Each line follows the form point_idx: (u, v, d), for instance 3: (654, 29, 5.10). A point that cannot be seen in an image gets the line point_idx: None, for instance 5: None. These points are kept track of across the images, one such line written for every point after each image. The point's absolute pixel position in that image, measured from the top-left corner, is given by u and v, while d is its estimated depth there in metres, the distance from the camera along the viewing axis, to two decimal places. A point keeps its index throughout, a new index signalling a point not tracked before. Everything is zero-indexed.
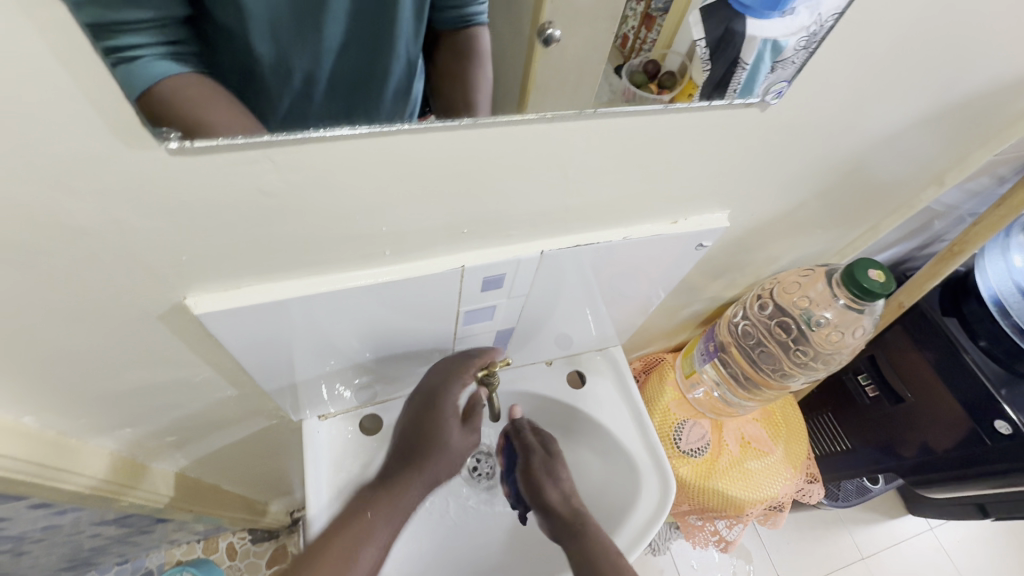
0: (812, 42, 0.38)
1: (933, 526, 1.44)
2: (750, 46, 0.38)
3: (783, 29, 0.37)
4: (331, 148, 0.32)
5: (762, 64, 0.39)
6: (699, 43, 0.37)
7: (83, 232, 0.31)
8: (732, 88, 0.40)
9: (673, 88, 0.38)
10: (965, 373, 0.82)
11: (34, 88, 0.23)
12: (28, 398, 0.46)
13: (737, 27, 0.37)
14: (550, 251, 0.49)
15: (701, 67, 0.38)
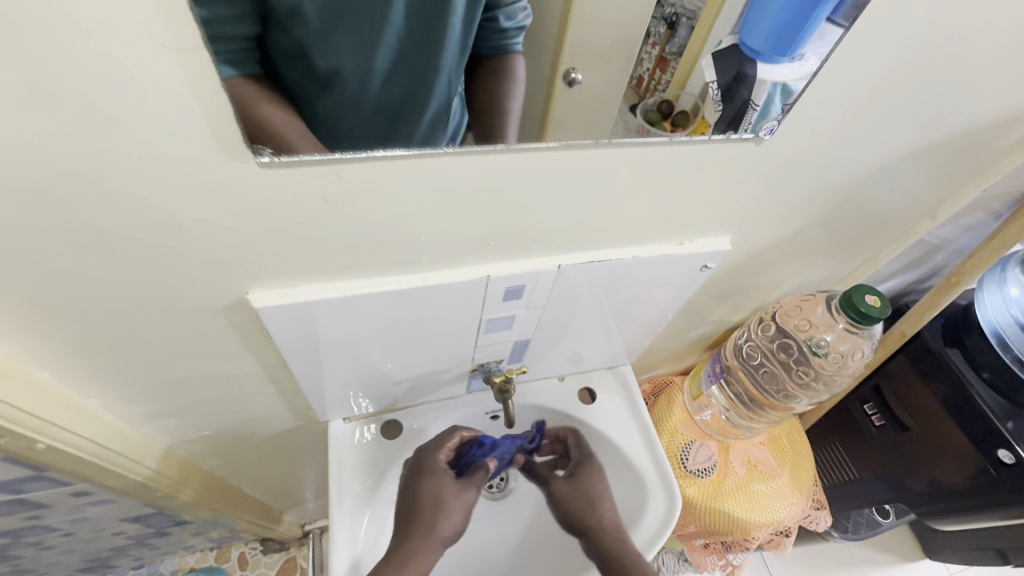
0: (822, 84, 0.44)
1: (952, 572, 1.41)
2: (761, 88, 0.45)
3: (792, 74, 0.44)
4: (386, 166, 0.38)
5: (773, 104, 0.45)
6: (712, 87, 0.46)
7: (179, 228, 0.37)
8: (743, 125, 0.47)
9: (686, 125, 0.46)
10: (967, 403, 0.84)
11: (171, 112, 0.29)
12: (98, 380, 0.51)
13: (748, 70, 0.46)
14: (567, 266, 0.55)
15: (712, 107, 0.47)
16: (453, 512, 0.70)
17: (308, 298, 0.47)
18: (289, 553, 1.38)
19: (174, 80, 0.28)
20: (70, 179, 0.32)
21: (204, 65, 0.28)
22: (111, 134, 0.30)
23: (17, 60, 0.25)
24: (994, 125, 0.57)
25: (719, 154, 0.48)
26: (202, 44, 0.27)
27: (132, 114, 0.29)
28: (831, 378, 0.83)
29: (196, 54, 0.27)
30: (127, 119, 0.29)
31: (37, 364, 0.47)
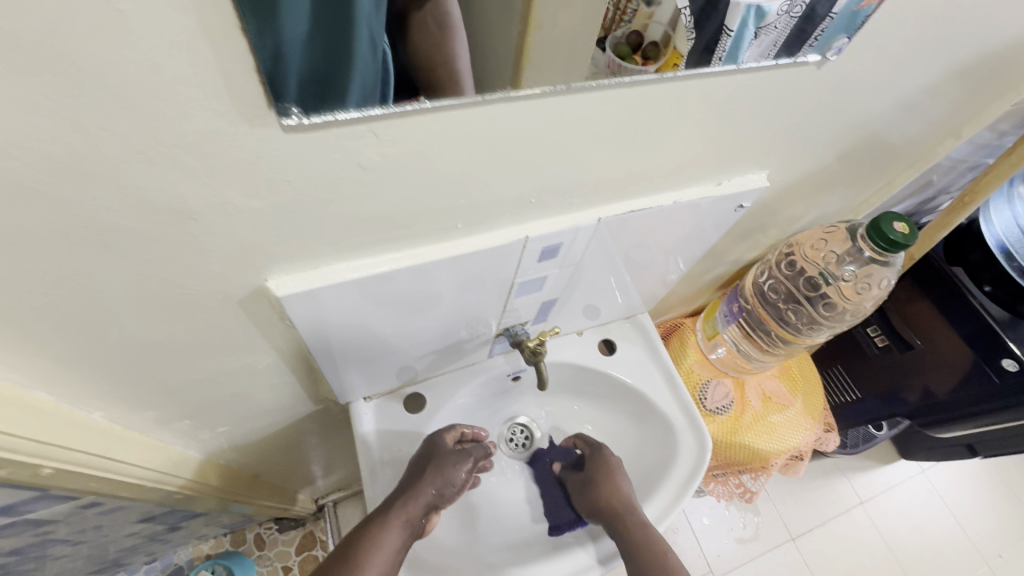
0: (794, 7, 0.38)
1: (925, 469, 1.50)
2: (736, 12, 0.36)
3: None
4: (431, 122, 0.32)
5: (747, 29, 0.38)
6: (684, 12, 0.36)
7: (190, 214, 0.31)
8: (717, 54, 0.38)
9: (658, 59, 0.37)
10: (969, 314, 0.87)
11: (178, 67, 0.23)
12: (104, 391, 0.46)
13: None
14: (607, 218, 0.51)
15: (685, 35, 0.37)
16: (448, 483, 0.66)
17: (336, 281, 0.42)
18: (307, 529, 1.38)
19: (180, 23, 0.22)
20: (59, 166, 0.25)
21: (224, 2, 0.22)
22: (107, 103, 0.23)
23: None
24: None
25: (774, 81, 0.44)
26: None
27: (133, 73, 0.23)
28: (847, 308, 0.83)
29: None
30: (121, 82, 0.23)
31: (32, 384, 0.41)
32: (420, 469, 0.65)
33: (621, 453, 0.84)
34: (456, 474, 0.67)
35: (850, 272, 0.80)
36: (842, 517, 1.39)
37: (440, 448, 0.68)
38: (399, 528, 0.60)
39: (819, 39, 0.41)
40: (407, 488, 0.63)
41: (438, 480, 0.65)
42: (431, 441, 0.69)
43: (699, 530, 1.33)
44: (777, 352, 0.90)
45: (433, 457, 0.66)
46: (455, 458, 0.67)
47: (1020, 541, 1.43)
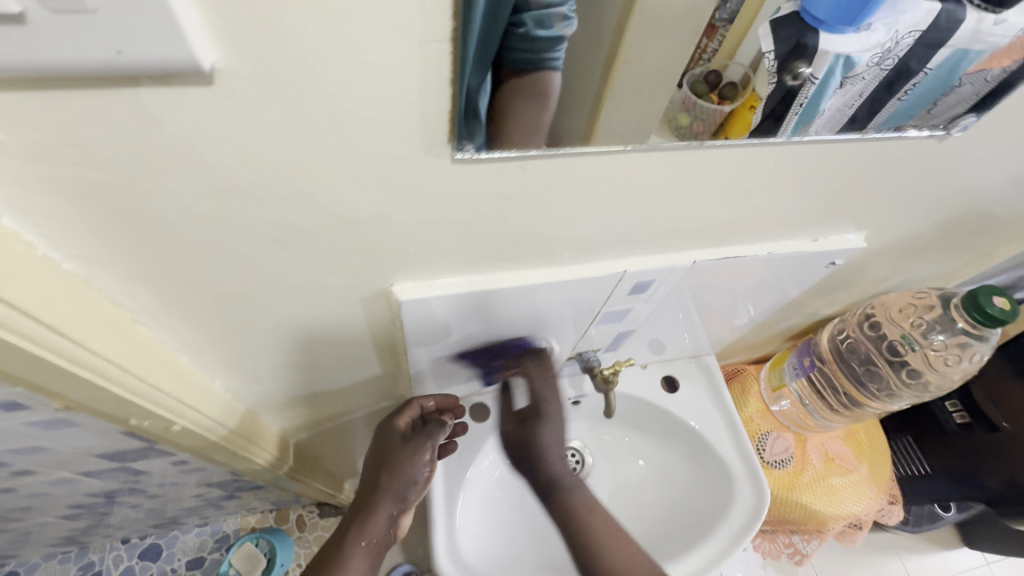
0: (886, 59, 0.39)
1: (991, 562, 1.39)
2: (823, 59, 0.38)
3: (858, 45, 0.37)
4: (570, 161, 0.36)
5: (832, 78, 0.39)
6: (768, 57, 0.38)
7: (354, 223, 0.36)
8: (797, 102, 0.40)
9: (733, 98, 0.39)
10: None
11: (390, 105, 0.27)
12: (228, 363, 0.51)
13: (810, 40, 0.37)
14: (702, 261, 0.53)
15: (766, 79, 0.39)
16: (408, 484, 0.66)
17: (452, 294, 0.46)
18: None
19: (405, 73, 0.26)
20: (275, 178, 0.30)
21: (445, 59, 0.26)
22: (327, 129, 0.28)
23: (266, 52, 0.23)
24: None
25: (886, 148, 0.45)
26: (448, 36, 0.24)
27: (358, 108, 0.27)
28: (930, 378, 0.80)
29: (437, 47, 0.25)
30: (343, 114, 0.27)
31: (179, 349, 0.47)
32: (377, 470, 0.66)
33: (670, 491, 0.84)
34: (415, 471, 0.66)
35: (939, 341, 0.78)
36: None
37: (392, 444, 0.66)
38: (363, 549, 0.63)
39: (906, 96, 0.42)
40: (365, 504, 0.65)
41: (394, 487, 0.65)
42: (384, 429, 0.66)
43: None
44: (845, 413, 0.88)
45: (387, 456, 0.66)
46: (407, 457, 0.66)
47: None
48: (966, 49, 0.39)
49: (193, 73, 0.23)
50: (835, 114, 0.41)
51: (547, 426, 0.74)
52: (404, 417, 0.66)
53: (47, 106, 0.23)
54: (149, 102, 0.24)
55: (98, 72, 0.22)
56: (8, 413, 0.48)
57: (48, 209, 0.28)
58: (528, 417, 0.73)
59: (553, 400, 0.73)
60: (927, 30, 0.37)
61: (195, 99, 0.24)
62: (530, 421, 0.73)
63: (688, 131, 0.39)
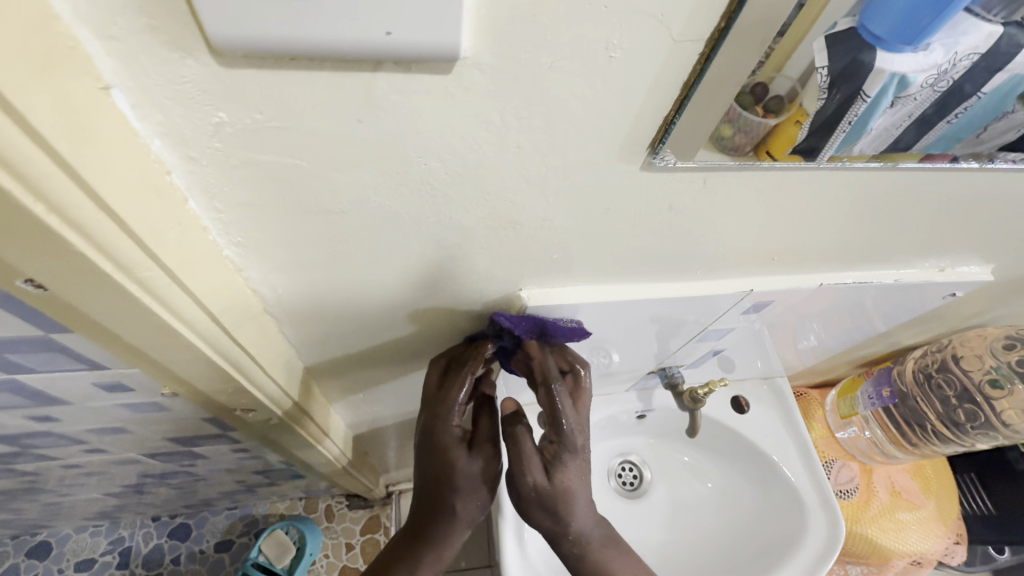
0: (943, 79, 0.29)
1: None
2: (874, 82, 0.28)
3: (915, 66, 0.27)
4: (751, 177, 0.33)
5: (882, 100, 0.29)
6: (821, 71, 0.27)
7: (515, 224, 0.34)
8: (842, 123, 0.30)
9: (779, 114, 0.30)
10: None
11: (610, 106, 0.25)
12: (330, 358, 0.50)
13: (865, 58, 0.27)
14: (829, 284, 0.51)
15: (816, 96, 0.28)
16: None
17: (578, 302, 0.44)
18: (373, 512, 1.41)
19: (642, 72, 0.24)
20: (462, 173, 0.28)
21: (693, 59, 0.24)
22: (538, 127, 0.26)
23: (516, 44, 0.22)
24: None
25: None
26: (705, 37, 0.23)
27: (579, 108, 0.25)
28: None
29: (688, 46, 0.23)
30: (560, 113, 0.25)
31: (290, 342, 0.45)
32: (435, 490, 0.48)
33: (735, 513, 0.81)
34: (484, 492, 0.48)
35: None
36: None
37: None
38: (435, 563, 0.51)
39: (955, 120, 0.32)
40: None
41: None
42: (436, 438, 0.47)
43: None
44: (921, 449, 0.84)
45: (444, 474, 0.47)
46: None
47: None
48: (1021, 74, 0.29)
49: (436, 61, 0.21)
50: (880, 134, 0.32)
51: (575, 471, 0.45)
52: (458, 405, 0.47)
53: (280, 86, 0.21)
54: (382, 90, 0.22)
55: (350, 54, 0.20)
56: (107, 394, 0.47)
57: (235, 194, 0.27)
58: (546, 450, 0.46)
59: (586, 428, 0.46)
60: (988, 54, 0.28)
61: (426, 88, 0.23)
62: (553, 451, 0.46)
63: (730, 144, 0.30)
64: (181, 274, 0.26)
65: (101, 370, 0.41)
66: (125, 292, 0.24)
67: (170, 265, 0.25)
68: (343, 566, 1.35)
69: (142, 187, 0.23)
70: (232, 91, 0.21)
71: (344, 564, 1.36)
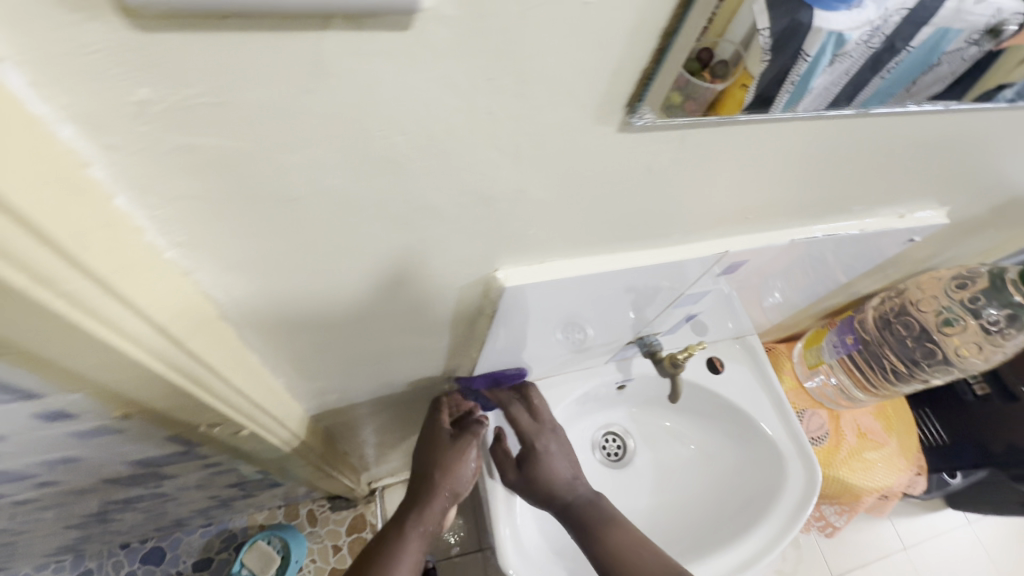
0: (875, 35, 0.28)
1: (971, 521, 1.41)
2: (813, 42, 0.27)
3: (850, 24, 0.26)
4: (728, 133, 0.32)
5: (822, 59, 0.28)
6: (763, 33, 0.25)
7: (488, 200, 0.32)
8: (786, 85, 0.29)
9: (726, 79, 0.28)
10: None
11: (587, 59, 0.23)
12: (298, 358, 0.47)
13: (804, 18, 0.26)
14: (797, 240, 0.51)
15: (760, 57, 0.27)
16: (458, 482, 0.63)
17: (557, 277, 0.42)
18: (357, 511, 1.38)
19: (620, 17, 0.22)
20: (429, 148, 0.26)
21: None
22: (509, 88, 0.24)
23: None
24: None
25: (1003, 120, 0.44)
26: None
27: (552, 64, 0.23)
28: (988, 353, 0.81)
29: None
30: (534, 70, 0.23)
31: (252, 348, 0.42)
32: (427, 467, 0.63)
33: (716, 469, 0.84)
34: (466, 468, 0.63)
35: (991, 315, 0.78)
36: (887, 562, 1.31)
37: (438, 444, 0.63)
38: (416, 541, 0.59)
39: (889, 74, 0.32)
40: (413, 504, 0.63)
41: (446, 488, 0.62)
42: (432, 438, 0.64)
43: None
44: (883, 390, 0.88)
45: (435, 452, 0.63)
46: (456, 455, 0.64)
47: None
48: (947, 27, 0.29)
49: (394, 14, 0.19)
50: (821, 94, 0.31)
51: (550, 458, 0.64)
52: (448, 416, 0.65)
53: (210, 50, 0.18)
54: (333, 51, 0.20)
55: (292, 8, 0.17)
56: (50, 424, 0.42)
57: (168, 185, 0.23)
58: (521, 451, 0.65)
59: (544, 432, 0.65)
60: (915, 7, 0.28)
61: (384, 48, 0.20)
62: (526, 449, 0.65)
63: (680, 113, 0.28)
64: (114, 281, 0.24)
65: (38, 401, 0.37)
66: (49, 310, 0.21)
67: (99, 272, 0.23)
68: (331, 569, 1.32)
69: (57, 187, 0.20)
70: (153, 60, 0.18)
71: (332, 566, 1.33)
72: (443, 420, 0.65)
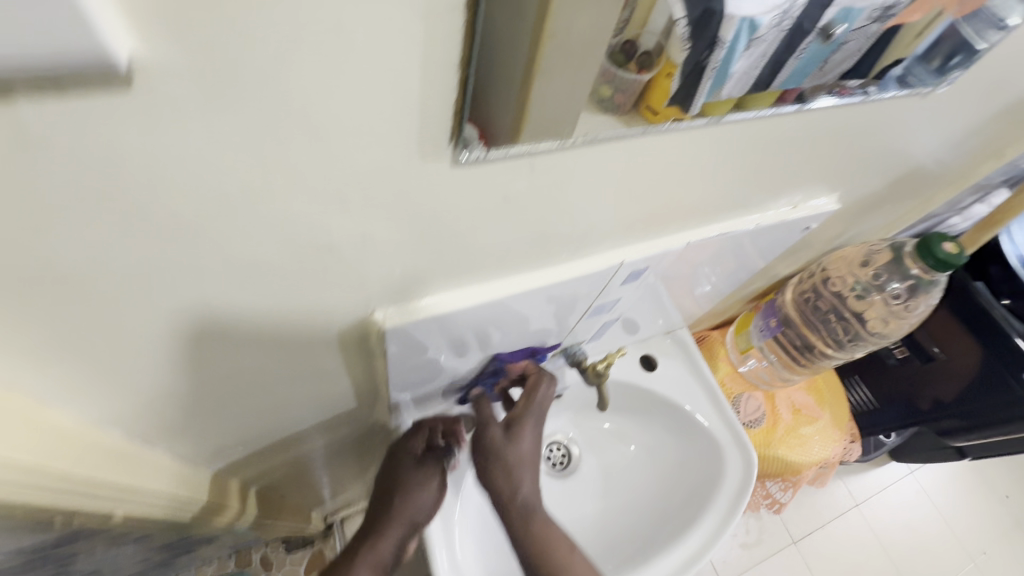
0: (786, 18, 0.30)
1: (914, 470, 1.49)
2: (727, 27, 0.28)
3: (760, 6, 0.28)
4: (580, 154, 0.31)
5: (737, 46, 0.30)
6: (680, 23, 0.27)
7: (330, 249, 0.29)
8: (708, 71, 0.30)
9: (653, 68, 0.30)
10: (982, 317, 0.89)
11: (380, 100, 0.21)
12: (171, 423, 0.42)
13: (715, 5, 0.26)
14: (694, 242, 0.51)
15: (679, 46, 0.29)
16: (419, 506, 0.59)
17: (441, 310, 0.40)
18: (316, 548, 1.32)
19: (400, 54, 0.20)
20: (228, 207, 0.23)
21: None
22: (298, 138, 0.21)
23: (207, 41, 0.17)
24: None
25: (872, 107, 0.44)
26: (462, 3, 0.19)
27: (338, 110, 0.21)
28: (891, 324, 0.85)
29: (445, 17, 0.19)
30: (319, 118, 0.21)
31: (108, 424, 0.38)
32: (388, 491, 0.58)
33: (663, 468, 0.84)
34: (427, 495, 0.59)
35: (894, 288, 0.81)
36: (840, 520, 1.37)
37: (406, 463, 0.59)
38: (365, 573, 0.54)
39: (802, 56, 0.34)
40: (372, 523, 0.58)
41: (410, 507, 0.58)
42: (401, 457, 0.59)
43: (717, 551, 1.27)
44: (811, 368, 0.91)
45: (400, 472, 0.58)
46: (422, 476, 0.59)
47: (1001, 538, 1.46)
48: (849, 6, 0.32)
49: (100, 79, 0.16)
50: (742, 77, 0.33)
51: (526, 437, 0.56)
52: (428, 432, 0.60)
53: None
54: (40, 125, 0.17)
55: None
56: None
57: None
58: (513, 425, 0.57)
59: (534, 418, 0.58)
60: None
61: (109, 115, 0.17)
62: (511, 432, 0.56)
63: (611, 105, 0.31)
64: None
65: None
66: None
67: None
68: None
69: None
70: None
71: None
72: (415, 440, 0.60)
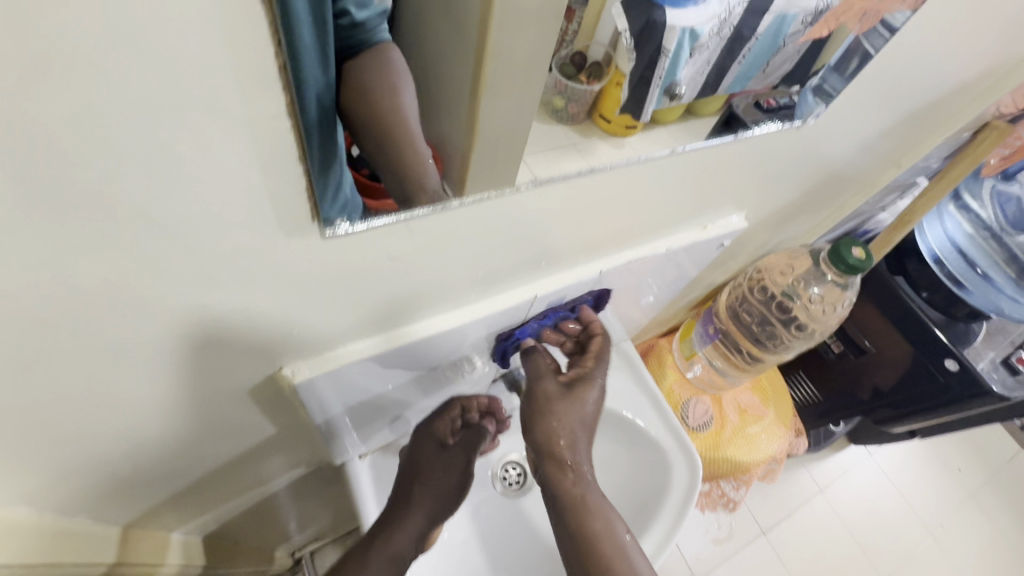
0: (724, 27, 0.36)
1: (872, 453, 1.55)
2: (671, 37, 0.33)
3: (698, 17, 0.34)
4: (458, 213, 0.32)
5: (682, 52, 0.35)
6: (624, 33, 0.32)
7: (215, 319, 0.30)
8: (657, 76, 0.35)
9: (602, 78, 0.33)
10: (905, 310, 0.95)
11: (226, 197, 0.23)
12: (80, 491, 0.42)
13: (658, 17, 0.32)
14: (607, 270, 0.53)
15: (626, 55, 0.33)
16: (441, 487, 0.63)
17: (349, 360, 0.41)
18: None
19: (233, 159, 0.21)
20: (91, 298, 0.24)
21: (438, 13, 0.24)
22: (148, 235, 0.23)
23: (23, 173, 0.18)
24: (963, 87, 0.60)
25: (759, 140, 0.47)
26: (282, 111, 0.20)
27: (183, 209, 0.22)
28: (813, 326, 0.90)
29: (272, 124, 0.21)
30: (164, 217, 0.22)
31: (13, 497, 0.37)
32: (411, 474, 0.64)
33: (612, 477, 0.86)
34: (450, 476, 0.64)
35: (813, 292, 0.87)
36: (806, 508, 1.41)
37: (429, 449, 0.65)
38: (383, 563, 0.55)
39: (744, 59, 0.40)
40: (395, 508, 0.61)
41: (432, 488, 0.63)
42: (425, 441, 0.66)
43: (688, 551, 1.29)
44: (751, 369, 0.96)
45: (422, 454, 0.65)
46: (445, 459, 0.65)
47: (956, 509, 1.53)
48: (784, 13, 0.37)
49: None
50: (690, 81, 0.38)
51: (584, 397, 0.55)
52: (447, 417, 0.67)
53: None
54: None
55: None
56: None
57: None
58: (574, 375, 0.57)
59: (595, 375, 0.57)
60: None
61: None
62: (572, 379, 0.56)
63: (566, 114, 0.34)
64: None
65: None
66: None
67: None
68: None
69: None
70: None
71: None
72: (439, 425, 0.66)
